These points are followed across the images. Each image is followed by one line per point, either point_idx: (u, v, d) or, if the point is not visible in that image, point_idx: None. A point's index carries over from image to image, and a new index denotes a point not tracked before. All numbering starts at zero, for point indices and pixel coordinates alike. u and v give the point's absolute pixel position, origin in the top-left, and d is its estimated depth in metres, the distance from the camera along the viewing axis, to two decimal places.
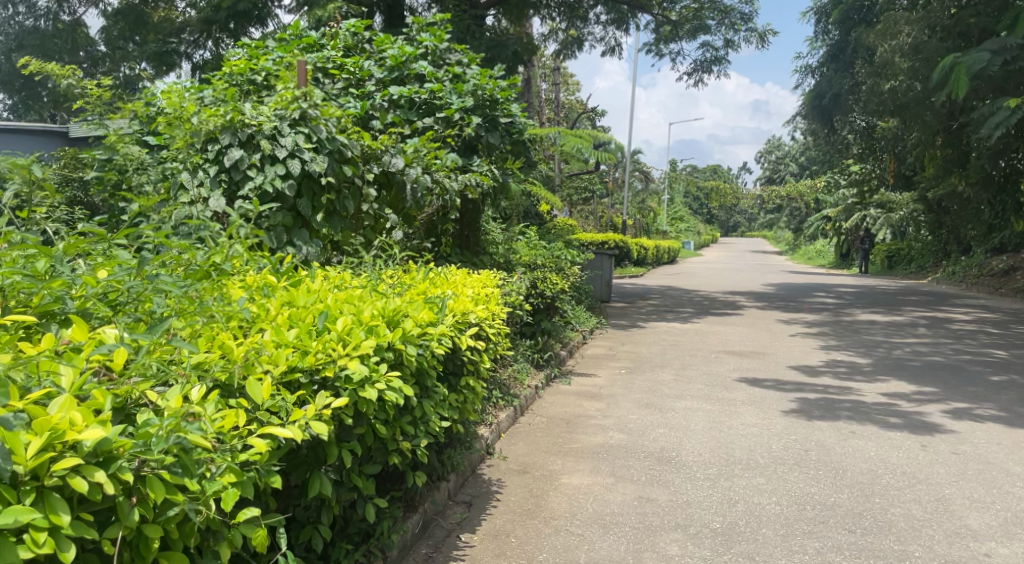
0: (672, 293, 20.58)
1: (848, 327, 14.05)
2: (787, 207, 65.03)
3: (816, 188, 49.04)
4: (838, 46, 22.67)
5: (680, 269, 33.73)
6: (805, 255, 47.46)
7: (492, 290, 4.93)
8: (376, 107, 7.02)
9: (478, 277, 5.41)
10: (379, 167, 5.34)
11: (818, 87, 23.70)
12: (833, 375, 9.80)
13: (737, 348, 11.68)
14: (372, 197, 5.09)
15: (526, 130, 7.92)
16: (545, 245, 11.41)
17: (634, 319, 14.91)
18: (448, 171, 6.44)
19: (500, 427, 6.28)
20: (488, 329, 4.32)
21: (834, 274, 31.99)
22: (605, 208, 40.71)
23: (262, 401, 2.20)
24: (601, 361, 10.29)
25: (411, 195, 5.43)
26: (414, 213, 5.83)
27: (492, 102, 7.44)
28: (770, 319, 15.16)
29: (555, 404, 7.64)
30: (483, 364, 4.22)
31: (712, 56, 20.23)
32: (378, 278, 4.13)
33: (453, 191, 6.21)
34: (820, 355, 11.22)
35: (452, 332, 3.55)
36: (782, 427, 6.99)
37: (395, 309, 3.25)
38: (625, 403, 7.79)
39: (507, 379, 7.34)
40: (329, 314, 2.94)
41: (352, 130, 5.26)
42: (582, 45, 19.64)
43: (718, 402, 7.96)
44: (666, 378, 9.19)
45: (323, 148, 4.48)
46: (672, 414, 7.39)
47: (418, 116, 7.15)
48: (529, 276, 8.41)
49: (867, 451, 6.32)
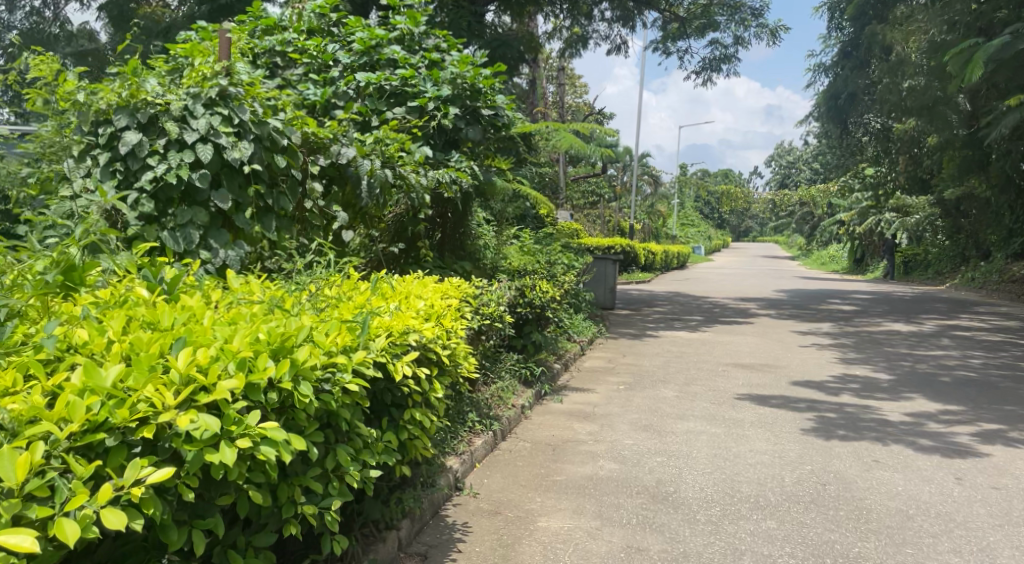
0: (680, 299, 19.76)
1: (866, 337, 13.21)
2: (798, 211, 64.12)
3: (829, 192, 48.06)
4: (852, 42, 21.76)
5: (689, 274, 32.89)
6: (819, 261, 46.50)
7: (451, 302, 4.21)
8: (340, 96, 6.28)
9: (440, 286, 4.70)
10: (326, 158, 4.63)
11: (832, 87, 22.77)
12: (852, 392, 8.97)
13: (747, 361, 10.86)
14: (313, 192, 4.34)
15: (514, 124, 7.16)
16: (540, 249, 10.64)
17: (639, 328, 14.14)
18: (417, 166, 5.75)
19: (474, 456, 5.54)
20: (438, 351, 3.59)
21: (849, 280, 31.16)
22: (613, 212, 39.92)
23: (16, 485, 1.50)
24: (598, 375, 9.52)
25: (366, 192, 4.71)
26: (372, 211, 5.09)
27: (472, 92, 6.64)
28: (783, 329, 14.33)
29: (542, 427, 6.86)
30: (433, 393, 3.50)
31: (722, 54, 19.44)
32: (304, 293, 3.42)
33: (422, 189, 5.51)
34: (836, 368, 10.40)
35: (376, 359, 2.82)
36: (796, 453, 6.20)
37: (296, 329, 2.53)
38: (620, 424, 7.01)
39: (486, 399, 6.59)
40: (188, 340, 2.21)
41: (294, 117, 4.56)
42: (587, 43, 18.87)
43: (724, 424, 7.16)
44: (668, 395, 8.40)
45: (246, 134, 3.78)
46: (672, 439, 6.59)
47: (387, 106, 6.39)
48: (516, 284, 7.66)
49: (894, 485, 5.52)
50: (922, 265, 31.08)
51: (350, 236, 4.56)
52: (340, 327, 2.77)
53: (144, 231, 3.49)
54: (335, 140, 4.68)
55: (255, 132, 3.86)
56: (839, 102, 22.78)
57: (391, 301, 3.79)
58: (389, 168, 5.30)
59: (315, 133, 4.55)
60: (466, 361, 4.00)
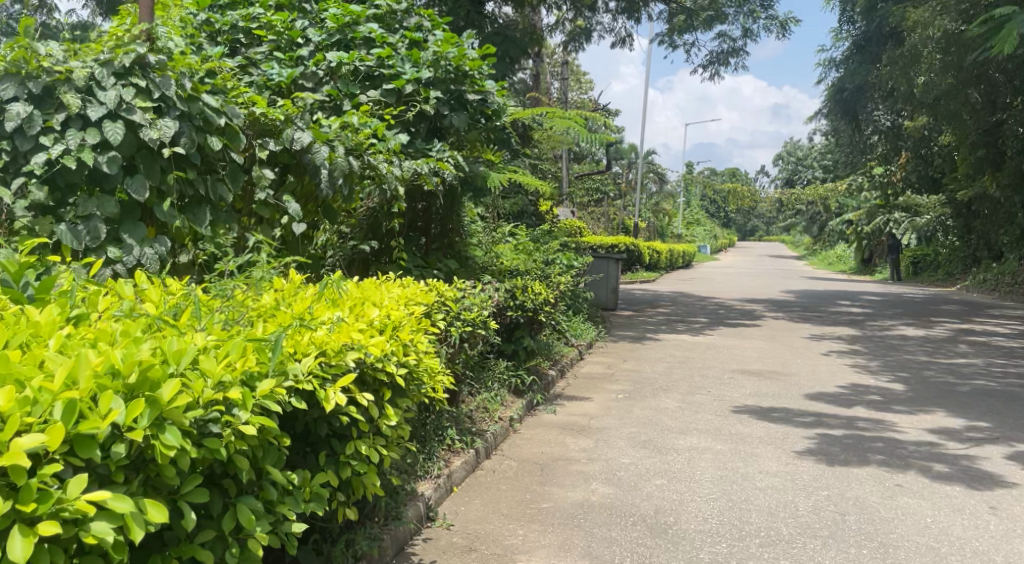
0: (684, 300, 19.13)
1: (878, 343, 12.57)
2: (805, 210, 63.38)
3: (837, 191, 47.26)
4: (865, 36, 20.53)
5: (693, 274, 32.21)
6: (826, 260, 45.81)
7: (412, 312, 3.61)
8: (307, 76, 5.67)
9: (406, 291, 4.12)
10: (277, 143, 4.01)
11: (840, 80, 21.65)
12: (866, 405, 8.36)
13: (754, 367, 10.25)
14: (259, 178, 3.79)
15: (504, 112, 6.55)
16: (537, 247, 10.02)
17: (640, 330, 13.51)
18: (392, 156, 5.12)
19: (451, 478, 4.96)
20: (391, 371, 2.98)
21: (857, 281, 30.43)
22: (617, 210, 39.21)
23: None
24: (595, 382, 8.90)
25: (324, 181, 4.09)
26: (336, 203, 4.49)
27: (457, 75, 6.04)
28: (791, 333, 13.69)
29: (530, 442, 6.24)
30: (383, 422, 2.93)
31: (730, 47, 18.79)
32: (227, 303, 2.86)
33: (395, 180, 4.87)
34: (849, 377, 9.79)
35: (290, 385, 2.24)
36: (810, 476, 5.58)
37: (180, 349, 1.97)
38: (617, 440, 6.40)
39: (467, 412, 6.02)
40: (7, 367, 1.66)
41: (239, 93, 3.99)
42: (591, 36, 18.22)
43: (730, 440, 6.54)
44: (670, 406, 7.79)
45: (168, 111, 3.28)
46: (672, 457, 5.98)
47: (360, 89, 5.78)
48: (507, 284, 7.03)
49: (921, 515, 4.91)
50: (933, 266, 30.40)
51: (301, 231, 3.99)
52: (245, 347, 2.21)
53: (35, 224, 2.99)
54: (289, 121, 4.08)
55: (180, 108, 3.33)
56: (845, 96, 21.68)
57: (336, 309, 3.20)
58: (357, 154, 4.65)
59: (264, 112, 3.97)
60: (430, 378, 3.43)
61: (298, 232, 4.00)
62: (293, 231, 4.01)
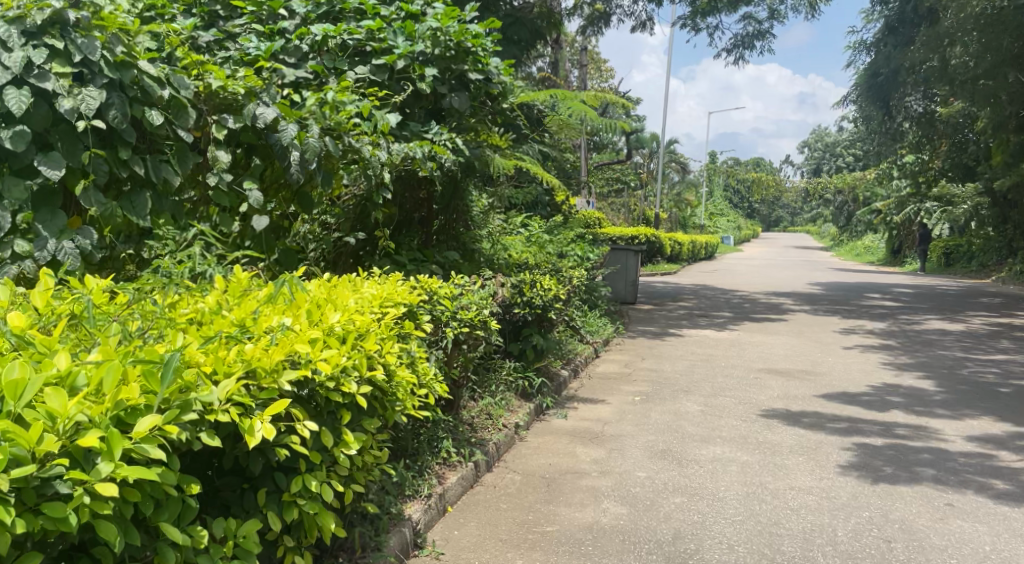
0: (707, 293, 18.48)
1: (914, 338, 11.86)
2: (831, 200, 62.05)
3: (865, 180, 45.99)
4: (898, 17, 19.53)
5: (716, 266, 31.44)
6: (854, 252, 44.70)
7: (384, 318, 3.08)
8: (288, 50, 5.15)
9: (382, 291, 3.63)
10: (237, 119, 3.51)
11: (872, 64, 20.71)
12: (903, 409, 7.74)
13: (781, 366, 9.64)
14: (217, 162, 3.37)
15: (509, 92, 6.00)
16: (550, 239, 9.47)
17: (661, 325, 12.90)
18: (380, 137, 4.54)
19: (446, 496, 4.47)
20: (346, 392, 2.46)
21: (886, 273, 29.48)
22: (639, 200, 38.43)
23: None
24: (611, 383, 8.35)
25: (294, 166, 3.58)
26: (311, 192, 4.00)
27: (458, 52, 5.49)
28: (819, 328, 13.01)
29: (537, 453, 5.72)
30: (338, 452, 2.44)
31: (755, 30, 18.06)
32: (150, 309, 2.40)
33: (381, 164, 4.33)
34: (883, 377, 9.15)
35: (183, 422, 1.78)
36: (848, 495, 5.00)
37: (21, 382, 1.64)
38: (633, 450, 5.87)
39: (466, 420, 5.55)
40: None
41: (195, 63, 3.57)
42: (610, 20, 17.55)
43: (757, 450, 5.97)
44: (692, 411, 7.23)
45: (93, 82, 3.00)
46: (694, 471, 5.42)
47: (349, 65, 5.29)
48: (513, 280, 6.53)
49: (977, 542, 4.33)
50: (966, 257, 29.36)
51: (263, 223, 3.51)
52: (127, 373, 1.78)
53: None
54: (253, 95, 3.57)
55: (107, 76, 3.04)
56: (879, 81, 20.79)
57: (286, 315, 2.69)
58: (340, 135, 4.10)
59: (224, 85, 3.50)
60: (405, 393, 2.93)
61: (259, 224, 3.51)
62: (252, 223, 3.54)
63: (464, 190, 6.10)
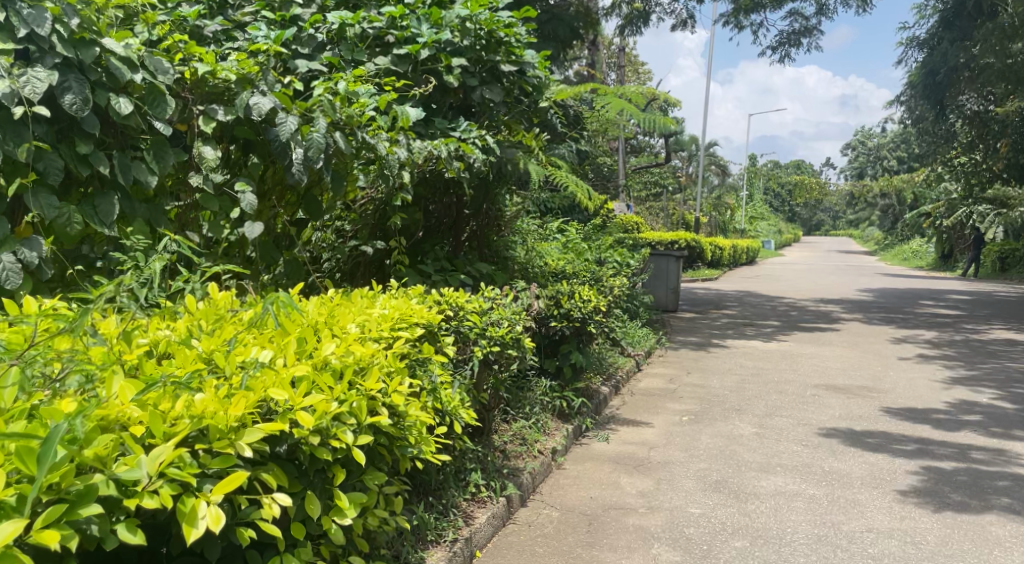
0: (751, 301, 17.70)
1: (978, 348, 11.02)
2: (875, 204, 60.33)
3: (913, 181, 44.44)
4: (955, 10, 18.49)
5: (759, 271, 30.52)
6: (901, 256, 43.26)
7: (395, 346, 2.54)
8: (302, 41, 4.59)
9: (396, 308, 3.09)
10: (227, 111, 3.02)
11: (928, 62, 19.49)
12: (978, 429, 7.01)
13: (839, 381, 8.93)
14: (203, 157, 2.94)
15: (545, 87, 5.46)
16: (589, 246, 8.89)
17: (704, 335, 12.23)
18: (402, 135, 4.06)
19: (476, 539, 3.92)
20: (337, 448, 1.92)
21: (939, 278, 28.26)
22: (677, 204, 37.65)
23: None
24: (656, 401, 7.75)
25: (296, 167, 3.10)
26: (318, 199, 3.54)
27: (489, 42, 5.00)
28: (874, 338, 12.22)
29: (577, 484, 5.17)
30: (329, 522, 1.92)
31: (802, 27, 17.28)
32: (90, 341, 1.94)
33: (400, 164, 3.84)
34: (951, 393, 8.40)
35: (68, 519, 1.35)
36: (935, 539, 4.35)
37: None
38: (684, 481, 5.29)
39: (497, 446, 5.03)
40: None
41: (179, 42, 3.12)
42: (650, 19, 16.92)
43: (824, 482, 5.34)
44: (746, 433, 6.61)
45: (43, 61, 2.61)
46: (755, 507, 4.81)
47: (369, 56, 4.81)
48: (549, 290, 6.01)
49: None
50: None
51: (254, 230, 3.05)
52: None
53: None
54: (247, 83, 3.08)
55: (60, 54, 2.64)
56: (937, 79, 19.55)
57: (267, 345, 2.17)
58: (352, 132, 3.56)
59: (211, 70, 3.03)
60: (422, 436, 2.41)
61: (251, 231, 3.04)
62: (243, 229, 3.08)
63: (496, 195, 5.61)
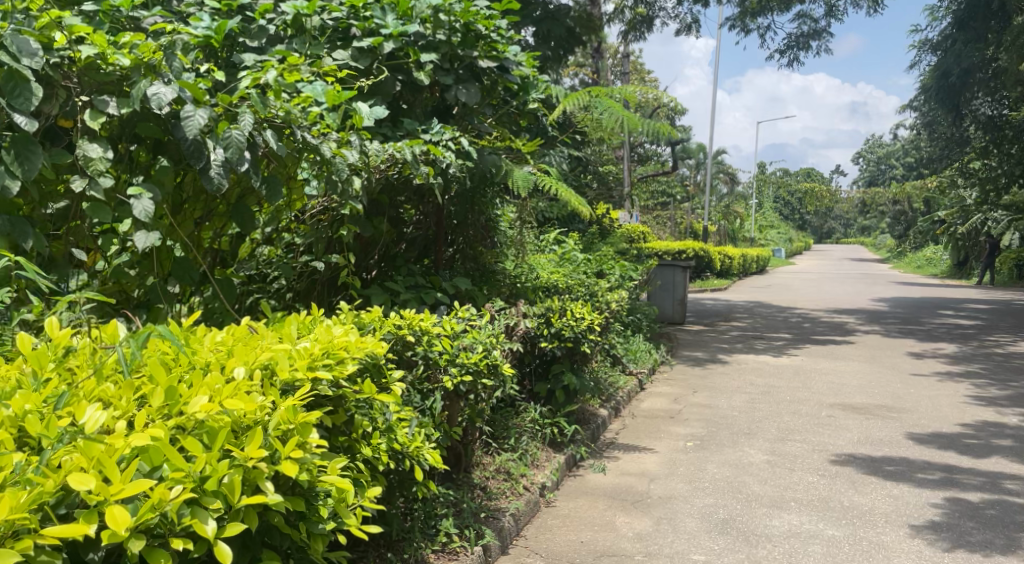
0: (762, 312, 17.08)
1: (1003, 364, 10.37)
2: (887, 211, 59.48)
3: (927, 189, 43.64)
4: (969, 11, 17.29)
5: (768, 280, 29.88)
6: (915, 264, 42.47)
7: (302, 387, 2.05)
8: (250, 31, 4.06)
9: (326, 339, 2.52)
10: (121, 103, 2.55)
11: (942, 63, 18.55)
12: (1008, 455, 6.41)
13: (855, 400, 8.34)
14: (91, 161, 2.49)
15: (529, 83, 4.92)
16: (587, 257, 8.29)
17: (711, 349, 11.65)
18: (364, 141, 3.55)
19: None
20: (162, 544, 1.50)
21: (955, 287, 27.50)
22: (686, 212, 37.04)
23: None
24: (658, 424, 7.20)
25: (213, 176, 2.62)
26: (249, 212, 3.03)
27: (466, 36, 4.48)
28: (891, 351, 11.60)
29: (567, 525, 4.61)
30: None
31: (810, 29, 16.73)
32: None
33: (351, 171, 3.34)
34: (976, 413, 7.80)
35: None
36: None
37: None
38: (688, 520, 4.75)
39: (476, 485, 4.48)
40: None
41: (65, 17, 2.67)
42: (654, 24, 16.37)
43: (843, 521, 4.77)
44: (757, 461, 6.04)
45: None
46: (766, 552, 4.26)
47: (328, 49, 4.27)
48: (538, 307, 5.49)
49: None
50: None
51: (148, 241, 2.57)
52: None
53: None
54: (150, 72, 2.59)
55: None
56: (950, 80, 18.44)
57: (112, 395, 1.73)
58: (290, 129, 3.02)
59: (102, 52, 2.59)
60: (343, 504, 1.94)
61: (143, 242, 2.56)
62: (136, 240, 2.59)
63: (482, 204, 5.11)
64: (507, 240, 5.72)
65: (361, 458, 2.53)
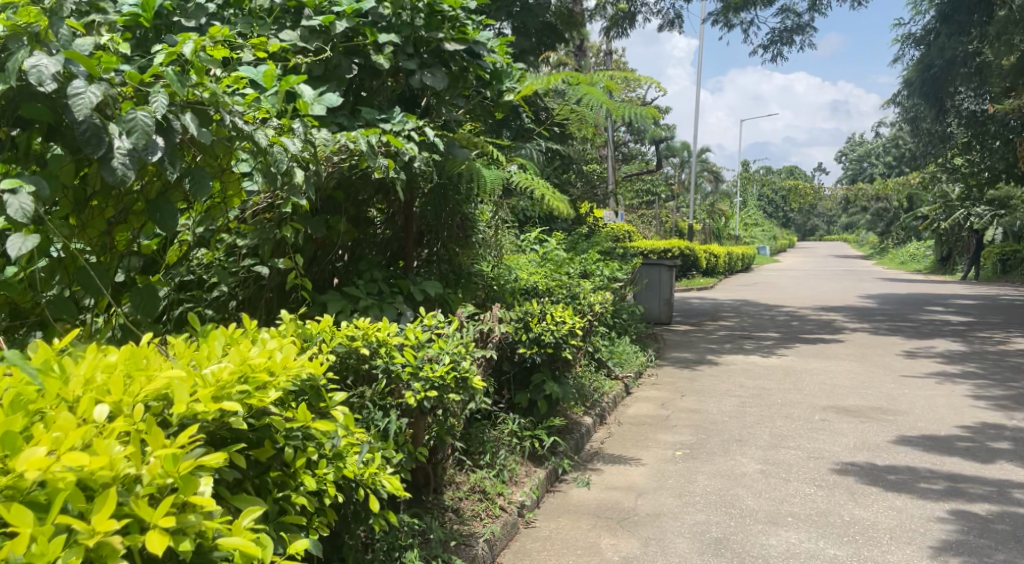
0: (748, 310, 16.79)
1: (996, 362, 10.10)
2: (870, 208, 59.60)
3: (910, 184, 43.59)
4: (953, 3, 16.98)
5: (754, 278, 29.67)
6: (899, 260, 42.49)
7: (195, 421, 1.72)
8: (187, 10, 3.61)
9: (252, 357, 2.11)
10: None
11: (924, 57, 18.33)
12: (1013, 459, 6.10)
13: (850, 402, 8.01)
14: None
15: (500, 69, 4.53)
16: (569, 257, 7.91)
17: (699, 350, 11.32)
18: (310, 130, 3.17)
19: None
20: None
21: (940, 282, 27.30)
22: (670, 211, 36.75)
23: None
24: (646, 431, 6.84)
25: (114, 167, 2.23)
26: (171, 212, 2.62)
27: (429, 16, 4.11)
28: (882, 350, 11.32)
29: (548, 549, 4.23)
30: None
31: (794, 23, 16.46)
32: None
33: (292, 162, 2.93)
34: (974, 414, 7.50)
35: None
36: None
37: None
38: (679, 541, 4.38)
39: (447, 510, 4.08)
40: None
41: None
42: (636, 20, 16.04)
43: (845, 539, 4.42)
44: (750, 471, 5.68)
45: None
46: None
47: (275, 30, 3.88)
48: (516, 310, 5.10)
49: None
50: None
51: (22, 246, 2.19)
52: None
53: None
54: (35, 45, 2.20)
55: None
56: (933, 73, 18.16)
57: None
58: (218, 114, 2.61)
59: None
60: None
61: (16, 248, 2.18)
62: (11, 244, 2.22)
63: (457, 203, 4.69)
64: (485, 239, 5.32)
65: (300, 498, 2.18)
